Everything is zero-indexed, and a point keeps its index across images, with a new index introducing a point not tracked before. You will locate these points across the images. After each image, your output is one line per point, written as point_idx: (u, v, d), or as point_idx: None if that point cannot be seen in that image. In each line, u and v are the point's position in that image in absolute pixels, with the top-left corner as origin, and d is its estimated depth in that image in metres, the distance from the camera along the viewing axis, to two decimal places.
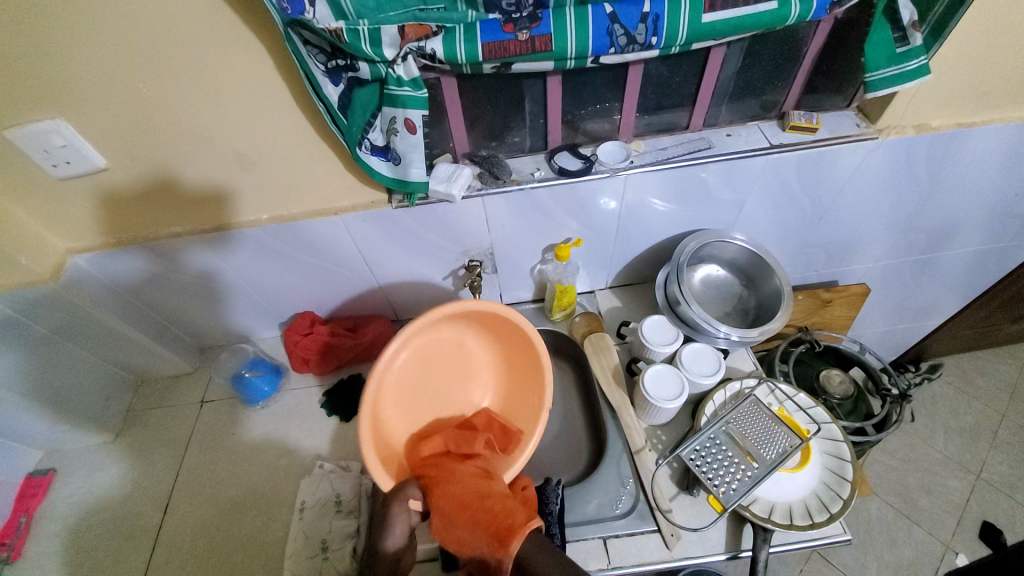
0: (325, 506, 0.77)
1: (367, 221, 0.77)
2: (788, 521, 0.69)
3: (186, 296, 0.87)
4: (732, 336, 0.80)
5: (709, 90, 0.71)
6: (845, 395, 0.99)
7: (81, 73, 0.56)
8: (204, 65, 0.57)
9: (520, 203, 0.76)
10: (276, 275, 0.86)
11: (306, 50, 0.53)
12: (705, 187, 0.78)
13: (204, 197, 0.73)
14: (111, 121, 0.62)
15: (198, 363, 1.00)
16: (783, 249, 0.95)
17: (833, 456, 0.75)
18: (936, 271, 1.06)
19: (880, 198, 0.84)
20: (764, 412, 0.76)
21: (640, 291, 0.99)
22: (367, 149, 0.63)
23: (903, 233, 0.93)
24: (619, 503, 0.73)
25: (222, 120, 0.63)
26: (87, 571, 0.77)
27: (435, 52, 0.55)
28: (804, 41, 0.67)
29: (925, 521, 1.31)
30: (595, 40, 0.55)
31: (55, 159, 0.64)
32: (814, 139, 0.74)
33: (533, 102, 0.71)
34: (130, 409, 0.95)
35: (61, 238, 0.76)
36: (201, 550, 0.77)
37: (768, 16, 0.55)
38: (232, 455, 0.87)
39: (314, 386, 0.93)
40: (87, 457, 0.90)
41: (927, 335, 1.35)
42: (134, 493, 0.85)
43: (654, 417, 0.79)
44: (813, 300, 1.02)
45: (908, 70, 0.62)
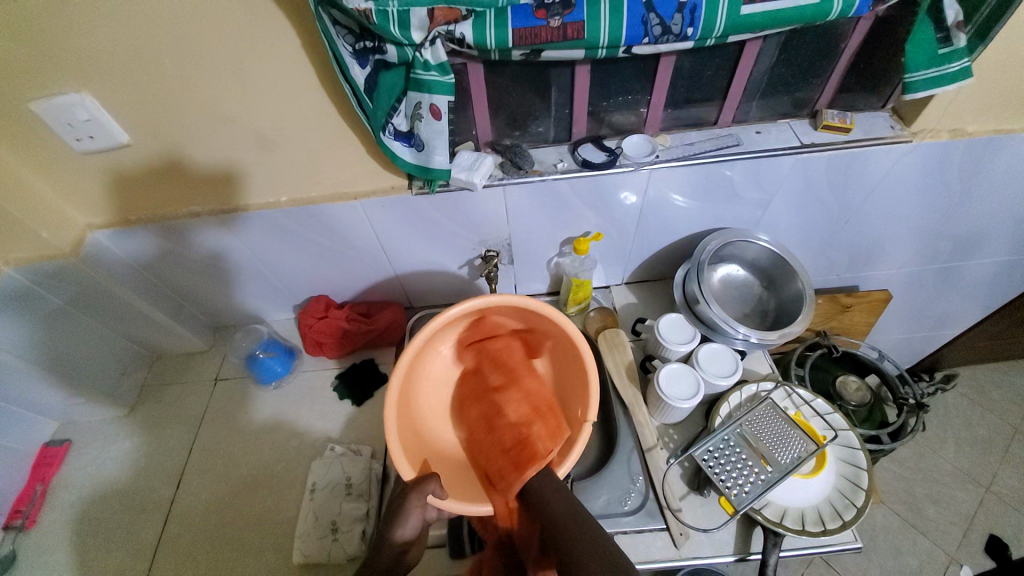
0: (336, 488, 0.78)
1: (386, 207, 0.77)
2: (800, 527, 0.68)
3: (203, 274, 0.88)
4: (751, 337, 0.79)
5: (740, 85, 0.69)
6: (861, 402, 0.98)
7: (106, 46, 0.56)
8: (229, 42, 0.57)
9: (541, 194, 0.75)
10: (292, 258, 0.86)
11: (334, 30, 0.53)
12: (730, 185, 0.77)
13: (224, 176, 0.73)
14: (134, 96, 0.61)
15: (212, 342, 1.01)
16: (805, 251, 0.93)
17: (848, 464, 0.74)
18: (960, 280, 1.04)
19: (909, 203, 0.82)
20: (780, 416, 0.75)
21: (656, 288, 0.97)
22: (391, 134, 0.62)
23: (930, 240, 0.91)
24: (628, 500, 0.73)
25: (245, 99, 0.63)
26: (101, 540, 0.79)
27: (464, 37, 0.54)
28: (843, 37, 0.65)
29: (931, 531, 1.30)
30: (629, 29, 0.54)
31: (79, 133, 0.64)
32: (847, 140, 0.72)
33: (559, 92, 0.69)
34: (144, 384, 0.96)
35: (81, 212, 0.76)
36: (212, 526, 0.78)
37: (809, 10, 0.53)
38: (244, 434, 0.87)
39: (326, 369, 0.94)
40: (102, 429, 0.91)
41: (945, 345, 1.33)
42: (146, 467, 0.86)
43: (667, 416, 0.78)
44: (832, 304, 1.00)
45: (948, 73, 0.59)
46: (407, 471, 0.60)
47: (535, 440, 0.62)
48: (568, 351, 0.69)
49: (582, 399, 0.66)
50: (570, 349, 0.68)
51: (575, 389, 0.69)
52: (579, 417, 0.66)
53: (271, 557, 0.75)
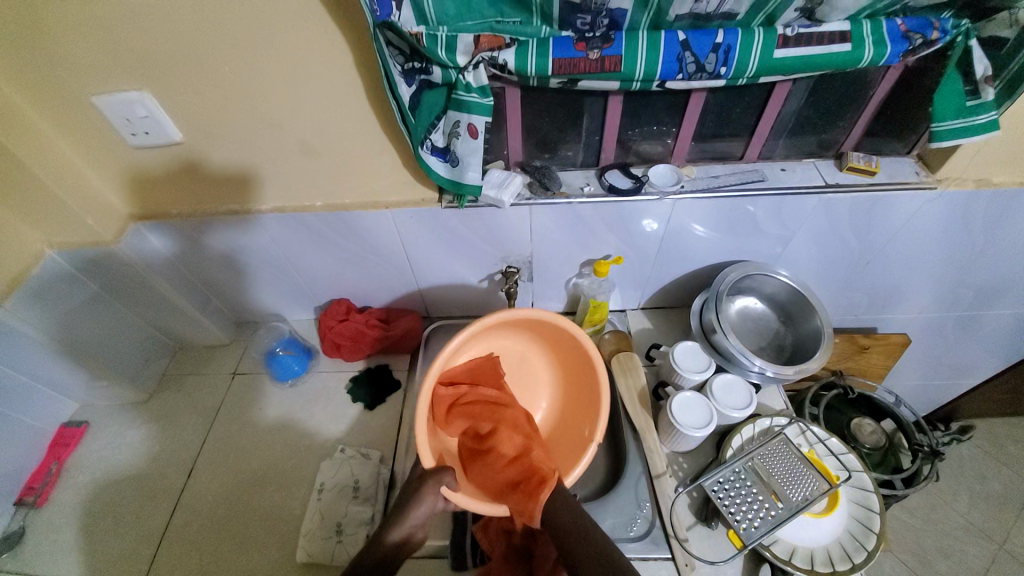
0: (343, 490, 0.79)
1: (415, 218, 0.79)
2: (809, 567, 0.67)
3: (231, 269, 0.91)
4: (766, 371, 0.79)
5: (768, 124, 0.71)
6: (876, 445, 0.97)
7: (172, 53, 0.60)
8: (284, 55, 0.61)
9: (566, 215, 0.77)
10: (319, 260, 0.89)
11: (388, 50, 0.56)
12: (753, 219, 0.78)
13: (262, 178, 0.76)
14: (191, 100, 0.65)
15: (233, 336, 1.03)
16: (823, 289, 0.93)
17: (862, 506, 0.73)
18: (982, 330, 1.03)
19: (932, 248, 0.82)
20: (793, 452, 0.75)
21: (672, 315, 0.98)
22: (428, 149, 0.65)
23: (951, 287, 0.91)
24: (634, 526, 0.72)
25: (293, 107, 0.66)
26: (109, 523, 0.81)
27: (506, 63, 0.57)
28: (872, 83, 0.67)
29: None
30: (664, 65, 0.56)
31: (136, 128, 0.68)
32: (871, 183, 0.73)
33: (590, 119, 0.72)
34: (165, 373, 0.99)
35: (128, 203, 0.80)
36: (218, 517, 0.80)
37: (841, 57, 0.55)
38: (256, 430, 0.89)
39: (341, 371, 0.96)
40: (120, 414, 0.94)
41: (964, 395, 1.30)
42: (158, 454, 0.88)
43: (680, 444, 0.78)
44: (849, 345, 1.00)
45: (977, 124, 0.60)
46: (427, 459, 0.64)
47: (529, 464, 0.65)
48: (583, 374, 0.75)
49: (588, 418, 0.72)
50: (586, 371, 0.74)
51: (583, 409, 0.74)
52: (585, 436, 0.71)
53: (275, 554, 0.75)
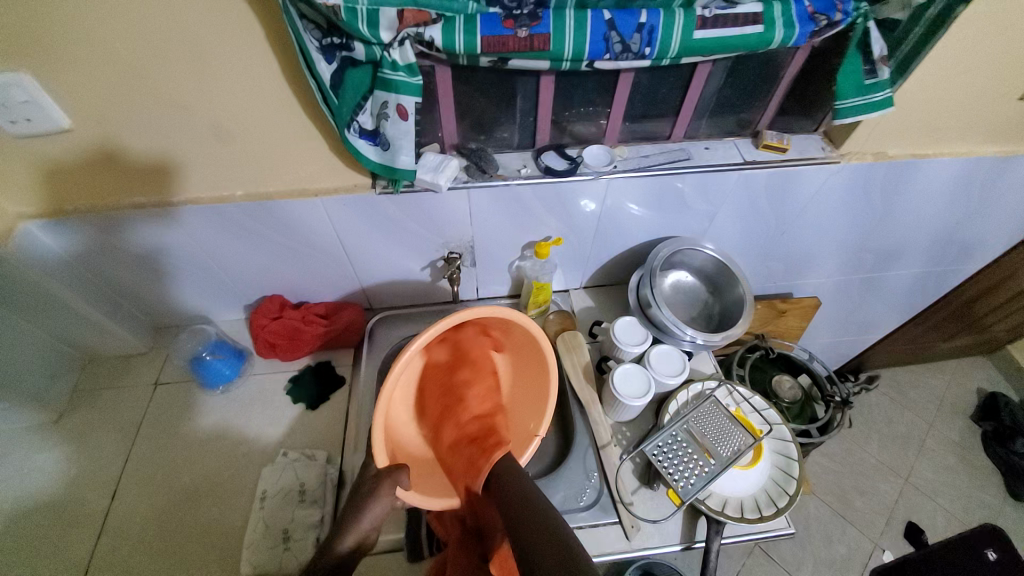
0: (288, 495, 0.75)
1: (348, 206, 0.76)
2: (739, 515, 0.73)
3: (143, 270, 0.82)
4: (698, 339, 0.84)
5: (691, 104, 0.74)
6: (793, 399, 1.06)
7: (45, 24, 0.52)
8: (184, 28, 0.55)
9: (504, 198, 0.76)
10: (245, 255, 0.83)
11: (301, 23, 0.52)
12: (680, 196, 0.82)
13: (172, 167, 0.69)
14: (75, 80, 0.57)
15: (152, 344, 0.94)
16: (747, 260, 1.01)
17: (783, 455, 0.80)
18: (881, 289, 1.16)
19: (837, 217, 0.91)
20: (722, 412, 0.81)
21: (612, 292, 1.02)
22: (355, 131, 0.62)
23: (855, 252, 1.01)
24: (583, 496, 0.75)
25: (201, 88, 0.60)
26: (19, 559, 0.72)
27: (433, 40, 0.55)
28: (782, 64, 0.72)
29: (857, 520, 1.43)
30: (592, 44, 0.57)
31: (14, 115, 0.59)
32: (782, 159, 0.79)
33: (524, 99, 0.72)
34: (74, 389, 0.88)
35: (10, 201, 0.70)
36: (151, 539, 0.73)
37: (753, 38, 0.59)
38: (187, 442, 0.83)
39: (279, 372, 0.90)
40: (21, 439, 0.83)
41: (867, 348, 1.47)
42: (76, 478, 0.79)
43: (620, 414, 0.82)
44: (770, 310, 1.08)
45: (873, 101, 0.67)
46: (381, 459, 0.60)
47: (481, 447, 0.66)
48: (536, 369, 0.73)
49: (535, 412, 0.71)
50: (539, 369, 0.72)
51: (528, 403, 0.73)
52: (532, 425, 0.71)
53: (218, 570, 0.71)
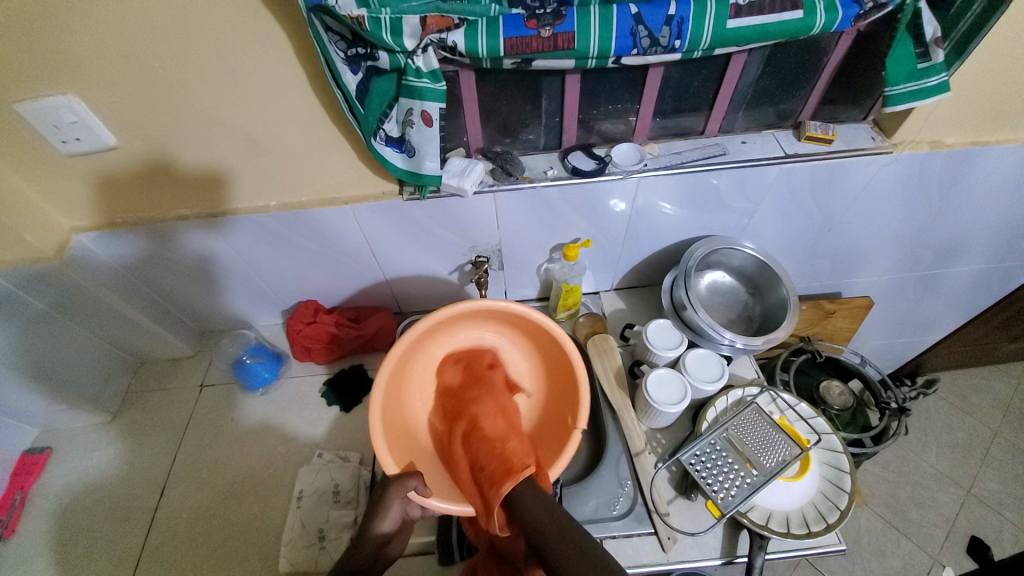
0: (323, 495, 0.77)
1: (377, 212, 0.77)
2: (785, 530, 0.69)
3: (188, 277, 0.86)
4: (737, 343, 0.80)
5: (726, 97, 0.71)
6: (844, 406, 0.99)
7: (94, 48, 0.55)
8: (219, 46, 0.57)
9: (531, 201, 0.75)
10: (281, 262, 0.85)
11: (327, 36, 0.53)
12: (716, 193, 0.78)
13: (209, 179, 0.72)
14: (122, 100, 0.61)
15: (197, 348, 0.99)
16: (789, 259, 0.95)
17: (832, 467, 0.75)
18: (940, 287, 1.07)
19: (890, 211, 0.84)
20: (765, 420, 0.76)
21: (644, 294, 0.99)
22: (382, 139, 0.63)
23: (910, 248, 0.94)
24: (617, 505, 0.73)
25: (236, 103, 0.63)
26: (81, 549, 0.77)
27: (455, 45, 0.55)
28: (825, 51, 0.67)
29: (913, 533, 1.33)
30: (618, 40, 0.55)
31: (65, 135, 0.63)
32: (828, 151, 0.74)
33: (550, 100, 0.70)
34: (128, 391, 0.94)
35: (69, 215, 0.75)
36: (196, 534, 0.77)
37: (793, 25, 0.55)
38: (230, 440, 0.86)
39: (314, 375, 0.93)
40: (84, 436, 0.89)
41: (925, 350, 1.36)
42: (129, 474, 0.84)
43: (655, 421, 0.79)
44: (816, 310, 1.03)
45: (927, 86, 0.61)
46: (390, 463, 0.61)
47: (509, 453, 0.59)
48: (557, 361, 0.73)
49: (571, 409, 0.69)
50: (561, 361, 0.72)
51: (563, 398, 0.72)
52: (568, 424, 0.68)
53: (257, 565, 0.74)
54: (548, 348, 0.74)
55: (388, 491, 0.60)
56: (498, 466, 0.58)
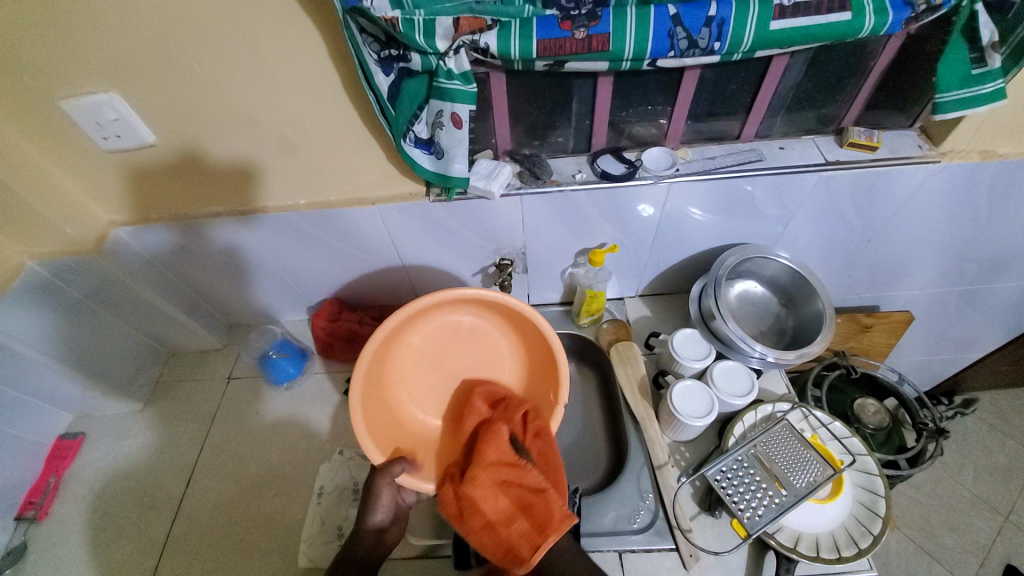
0: (342, 492, 0.78)
1: (403, 213, 0.77)
2: (814, 554, 0.66)
3: (219, 271, 0.88)
4: (767, 356, 0.77)
5: (765, 100, 0.68)
6: (879, 425, 0.95)
7: (137, 47, 0.57)
8: (254, 47, 0.57)
9: (558, 204, 0.74)
10: (308, 259, 0.86)
11: (361, 38, 0.53)
12: (750, 200, 0.76)
13: (241, 176, 0.73)
14: (160, 98, 0.62)
15: (225, 341, 1.02)
16: (824, 269, 0.91)
17: (867, 490, 0.72)
18: (985, 303, 1.01)
19: (934, 222, 0.80)
20: (796, 438, 0.73)
21: (670, 302, 0.96)
22: (411, 141, 0.63)
23: (954, 261, 0.89)
24: (637, 518, 0.72)
25: (268, 102, 0.63)
26: (109, 533, 0.79)
27: (488, 47, 0.54)
28: (873, 54, 0.64)
29: (948, 560, 1.26)
30: (655, 42, 0.53)
31: (106, 132, 0.65)
32: (872, 159, 0.71)
33: (580, 102, 0.69)
34: (158, 381, 0.97)
35: (108, 210, 0.78)
36: (218, 524, 0.79)
37: (840, 27, 0.53)
38: (253, 433, 0.88)
39: (336, 372, 0.94)
40: (116, 423, 0.92)
41: (966, 369, 1.29)
42: (158, 462, 0.86)
43: (679, 433, 0.77)
44: (851, 324, 0.98)
45: (982, 93, 0.58)
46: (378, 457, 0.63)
47: (523, 532, 0.57)
48: (534, 342, 0.75)
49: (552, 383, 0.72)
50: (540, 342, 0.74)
51: (545, 377, 0.74)
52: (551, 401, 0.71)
53: (276, 558, 0.74)
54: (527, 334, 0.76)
55: (372, 478, 0.64)
56: (507, 551, 0.57)
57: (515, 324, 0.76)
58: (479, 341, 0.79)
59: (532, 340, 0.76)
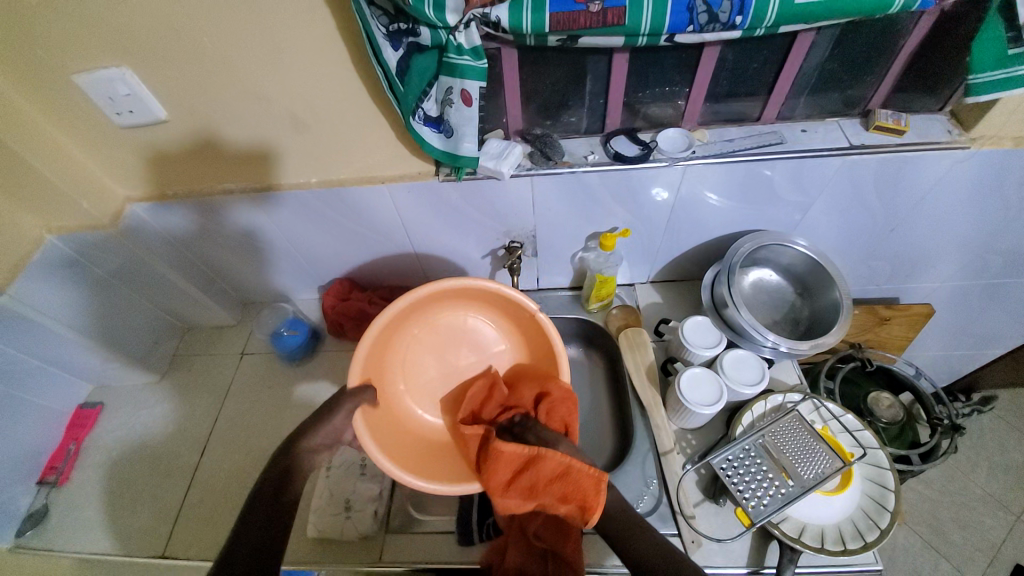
0: (350, 468, 0.79)
1: (412, 192, 0.76)
2: (819, 545, 0.65)
3: (232, 249, 0.89)
4: (780, 346, 0.76)
5: (788, 80, 0.66)
6: (893, 419, 0.93)
7: (147, 20, 0.56)
8: (263, 20, 0.56)
9: (569, 186, 0.73)
10: (318, 239, 0.87)
11: (369, 11, 0.52)
12: (769, 184, 0.73)
13: (253, 154, 0.73)
14: (171, 73, 0.62)
15: (238, 318, 1.03)
16: (843, 259, 0.89)
17: (876, 484, 0.71)
18: (1011, 297, 0.97)
19: (961, 212, 0.77)
20: (805, 429, 0.72)
21: (682, 289, 0.95)
22: (420, 119, 0.61)
23: (981, 253, 0.85)
24: (641, 502, 0.72)
25: (278, 78, 0.63)
26: (126, 499, 0.82)
27: (499, 21, 0.52)
28: (903, 32, 0.61)
29: (955, 557, 1.24)
30: (673, 17, 0.51)
31: (120, 107, 0.65)
32: (900, 143, 0.67)
33: (594, 81, 0.67)
34: (174, 354, 0.99)
35: (123, 186, 0.78)
36: (230, 495, 0.81)
37: (870, 3, 0.50)
38: (265, 409, 0.90)
39: (345, 351, 0.95)
40: (134, 394, 0.95)
41: (986, 365, 1.26)
42: (174, 433, 0.89)
43: (687, 420, 0.76)
44: (869, 316, 0.96)
45: (1017, 75, 0.54)
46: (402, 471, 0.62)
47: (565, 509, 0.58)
48: (508, 304, 0.75)
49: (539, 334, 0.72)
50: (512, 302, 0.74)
51: (529, 328, 0.75)
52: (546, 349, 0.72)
53: None
54: (500, 301, 0.75)
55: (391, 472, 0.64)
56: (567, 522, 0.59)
57: (488, 298, 0.76)
58: (454, 331, 0.78)
59: (506, 304, 0.75)
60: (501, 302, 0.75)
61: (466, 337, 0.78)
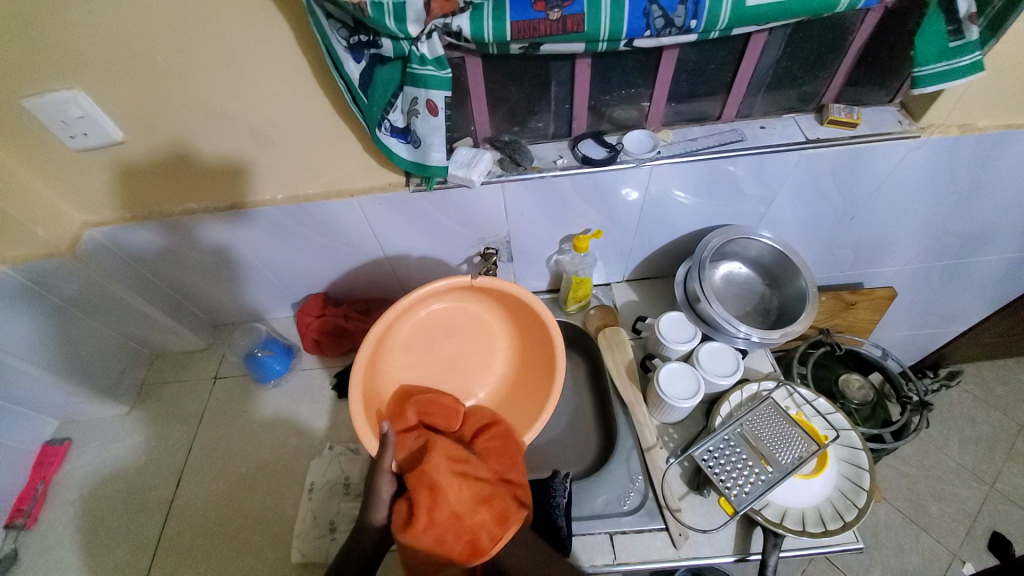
0: (334, 487, 0.77)
1: (384, 204, 0.75)
2: (800, 528, 0.67)
3: (199, 270, 0.87)
4: (752, 336, 0.78)
5: (745, 79, 0.68)
6: (864, 400, 0.97)
7: (97, 40, 0.54)
8: (220, 36, 0.55)
9: (540, 190, 0.74)
10: (289, 255, 0.85)
11: (328, 24, 0.52)
12: (733, 180, 0.75)
13: (216, 172, 0.72)
14: (126, 93, 0.60)
15: (210, 340, 1.00)
16: (809, 248, 0.92)
17: (851, 464, 0.73)
18: (967, 277, 1.03)
19: (915, 198, 0.80)
20: (781, 415, 0.74)
21: (657, 285, 0.97)
22: (386, 130, 0.62)
23: (936, 236, 0.90)
24: (627, 500, 0.72)
25: (239, 94, 0.61)
26: (101, 537, 0.79)
27: (461, 30, 0.53)
28: (851, 28, 0.64)
29: (934, 528, 1.29)
30: (630, 22, 0.52)
31: (72, 131, 0.63)
32: (853, 135, 0.70)
33: (559, 86, 0.68)
34: (144, 382, 0.96)
35: (80, 211, 0.76)
36: (211, 524, 0.78)
37: (817, 2, 0.52)
38: (244, 432, 0.87)
39: (324, 368, 0.93)
40: (103, 427, 0.91)
41: (949, 342, 1.32)
42: (148, 464, 0.86)
43: (667, 415, 0.77)
44: (837, 302, 0.99)
45: (959, 66, 0.58)
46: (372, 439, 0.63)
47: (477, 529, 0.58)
48: (522, 313, 0.76)
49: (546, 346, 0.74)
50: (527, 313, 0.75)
51: (533, 339, 0.77)
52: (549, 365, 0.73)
53: (270, 556, 0.74)
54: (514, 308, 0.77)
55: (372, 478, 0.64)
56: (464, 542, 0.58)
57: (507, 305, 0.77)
58: (459, 328, 0.79)
59: (518, 312, 0.77)
60: (519, 312, 0.77)
61: (469, 337, 0.80)
